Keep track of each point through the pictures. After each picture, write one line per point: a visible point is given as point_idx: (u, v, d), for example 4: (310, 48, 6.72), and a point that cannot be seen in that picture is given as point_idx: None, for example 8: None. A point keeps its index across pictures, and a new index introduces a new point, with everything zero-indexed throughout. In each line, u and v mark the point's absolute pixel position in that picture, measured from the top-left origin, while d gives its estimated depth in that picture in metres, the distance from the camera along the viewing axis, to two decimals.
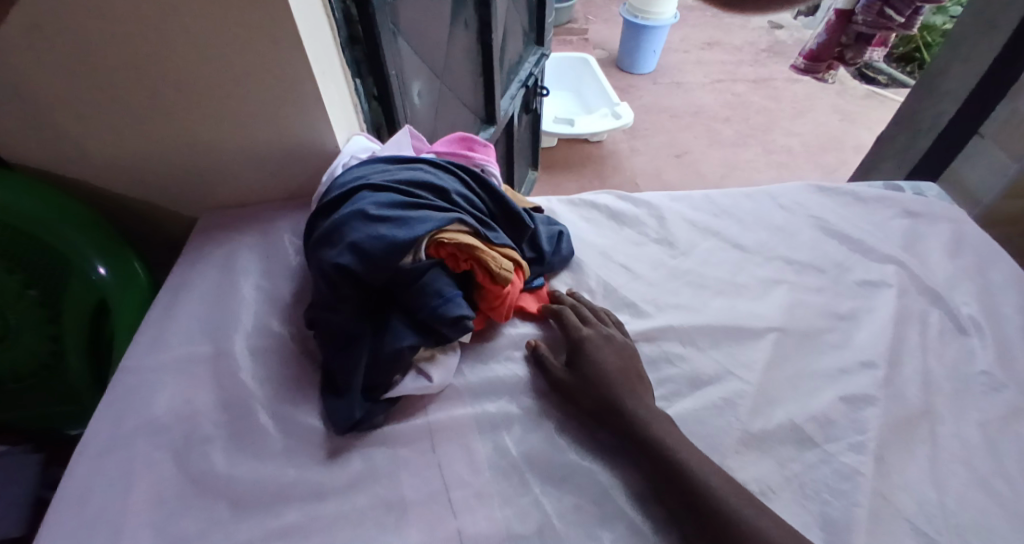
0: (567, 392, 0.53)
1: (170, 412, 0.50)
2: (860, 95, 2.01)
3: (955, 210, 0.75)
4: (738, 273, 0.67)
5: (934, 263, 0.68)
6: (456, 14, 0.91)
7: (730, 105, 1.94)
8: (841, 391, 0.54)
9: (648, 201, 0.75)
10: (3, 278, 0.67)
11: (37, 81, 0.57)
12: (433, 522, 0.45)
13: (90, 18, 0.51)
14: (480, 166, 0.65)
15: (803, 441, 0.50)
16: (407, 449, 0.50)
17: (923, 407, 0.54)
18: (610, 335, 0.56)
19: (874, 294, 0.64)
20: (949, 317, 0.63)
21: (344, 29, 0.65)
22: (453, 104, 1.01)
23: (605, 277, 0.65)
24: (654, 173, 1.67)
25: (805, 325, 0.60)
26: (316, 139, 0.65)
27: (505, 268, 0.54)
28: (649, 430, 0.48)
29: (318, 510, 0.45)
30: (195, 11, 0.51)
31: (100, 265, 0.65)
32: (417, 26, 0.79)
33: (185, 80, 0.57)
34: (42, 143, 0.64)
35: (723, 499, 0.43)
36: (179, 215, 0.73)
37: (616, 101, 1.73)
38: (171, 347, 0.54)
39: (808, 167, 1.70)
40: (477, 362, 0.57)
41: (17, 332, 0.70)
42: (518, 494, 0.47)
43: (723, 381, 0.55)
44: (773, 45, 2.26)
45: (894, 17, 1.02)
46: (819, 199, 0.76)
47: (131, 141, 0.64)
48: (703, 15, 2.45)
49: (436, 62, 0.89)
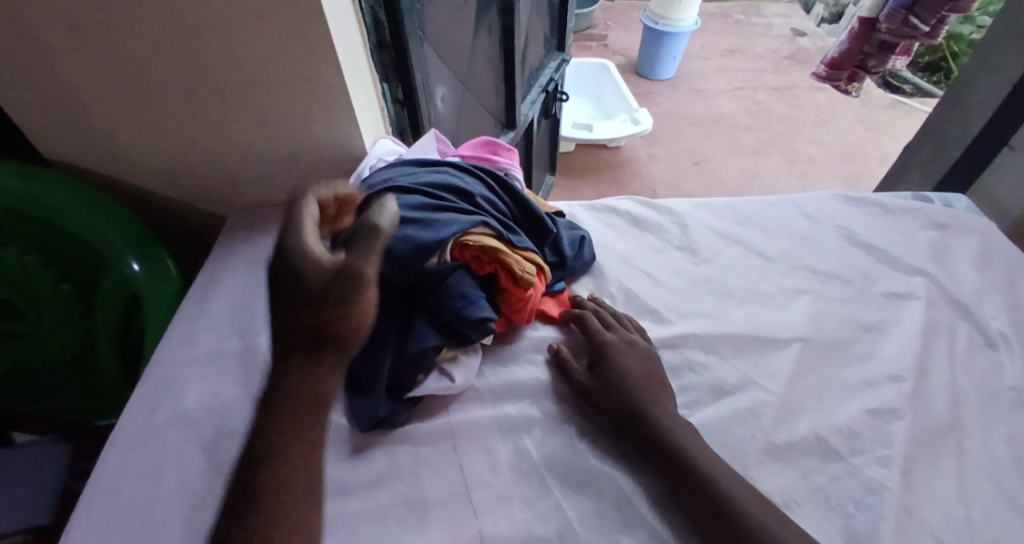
0: (589, 396, 0.53)
1: (199, 405, 0.51)
2: (884, 103, 1.98)
3: (985, 221, 0.73)
4: (761, 281, 0.66)
5: (963, 275, 0.67)
6: (480, 20, 0.92)
7: (751, 112, 1.92)
8: (866, 403, 0.53)
9: (670, 208, 0.75)
10: (40, 273, 0.70)
11: (79, 82, 0.59)
12: (454, 522, 0.45)
13: (133, 24, 0.53)
14: (504, 170, 0.65)
15: (827, 453, 0.50)
16: (429, 448, 0.50)
17: (951, 422, 0.53)
18: (634, 341, 0.56)
19: (901, 306, 0.63)
20: (978, 331, 0.62)
21: (373, 34, 0.66)
22: (475, 108, 1.02)
23: (626, 282, 0.65)
24: (673, 180, 1.67)
25: (829, 336, 0.60)
26: (343, 142, 0.67)
27: (528, 272, 0.55)
28: (671, 437, 0.48)
29: (341, 505, 0.46)
30: (231, 16, 0.53)
31: (133, 262, 0.67)
32: (442, 32, 0.80)
33: (218, 82, 0.59)
34: (81, 143, 0.66)
35: (744, 509, 0.43)
36: (208, 214, 0.75)
37: (635, 107, 1.73)
38: (201, 343, 0.56)
39: (831, 175, 1.68)
40: (498, 364, 0.57)
41: (52, 325, 0.73)
42: (538, 497, 0.47)
43: (746, 390, 0.54)
44: (795, 52, 2.24)
45: (919, 25, 1.01)
46: (845, 209, 0.75)
47: (166, 142, 0.66)
48: (724, 22, 2.44)
49: (459, 67, 0.90)
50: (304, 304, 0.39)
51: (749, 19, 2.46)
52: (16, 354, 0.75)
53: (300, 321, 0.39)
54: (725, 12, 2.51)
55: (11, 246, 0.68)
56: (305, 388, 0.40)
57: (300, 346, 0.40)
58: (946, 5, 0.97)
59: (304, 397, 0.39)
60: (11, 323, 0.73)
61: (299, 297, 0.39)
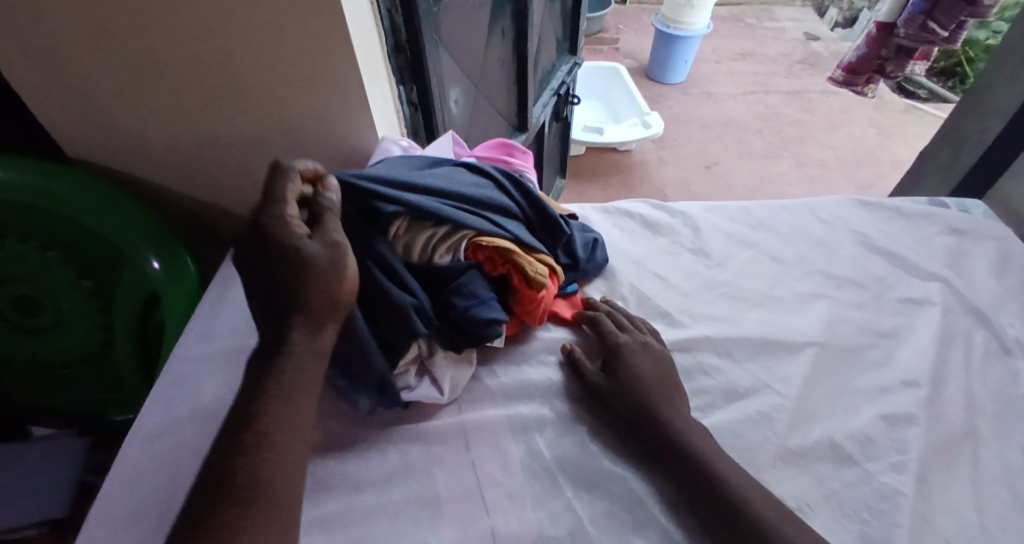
0: (603, 398, 0.53)
1: (217, 400, 0.52)
2: (899, 108, 1.97)
3: (1003, 228, 0.72)
4: (774, 286, 0.66)
5: (980, 282, 0.66)
6: (494, 23, 0.92)
7: (762, 116, 1.92)
8: (881, 410, 0.53)
9: (683, 211, 0.75)
10: (61, 269, 0.71)
11: (103, 82, 0.61)
12: (466, 520, 0.46)
13: (157, 26, 0.55)
14: (518, 172, 0.66)
15: (841, 458, 0.50)
16: (441, 446, 0.51)
17: (967, 430, 0.52)
18: (647, 343, 0.56)
19: (917, 313, 0.63)
20: (996, 338, 0.61)
21: (390, 37, 0.67)
22: (487, 111, 1.03)
23: (638, 285, 0.65)
24: (683, 184, 1.66)
25: (843, 341, 0.60)
26: (360, 144, 0.67)
27: (540, 275, 0.55)
28: (684, 439, 0.48)
29: (355, 501, 0.46)
30: (251, 18, 0.54)
31: (152, 260, 0.68)
32: (457, 35, 0.81)
33: (237, 83, 0.60)
34: (105, 141, 0.68)
35: (757, 514, 0.43)
36: (227, 213, 0.76)
37: (646, 111, 1.73)
38: (220, 339, 0.57)
39: (844, 181, 1.66)
40: (510, 364, 0.58)
41: (73, 320, 0.74)
42: (550, 497, 0.47)
43: (759, 395, 0.54)
44: (808, 56, 2.23)
45: (938, 31, 1.00)
46: (860, 214, 0.75)
47: (186, 140, 0.67)
48: (736, 26, 2.43)
49: (472, 70, 0.91)
50: (313, 280, 0.42)
51: (761, 23, 2.45)
52: (38, 348, 0.76)
53: (307, 294, 0.42)
54: (736, 16, 2.51)
55: (32, 243, 0.70)
56: (307, 356, 0.42)
57: (309, 307, 0.43)
58: (965, 9, 0.96)
59: (304, 367, 0.42)
60: (33, 318, 0.74)
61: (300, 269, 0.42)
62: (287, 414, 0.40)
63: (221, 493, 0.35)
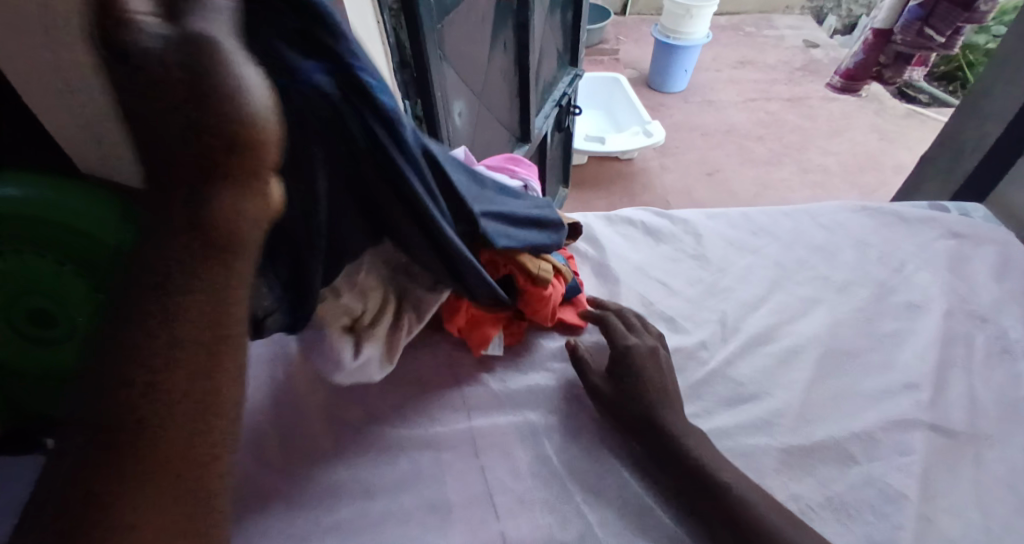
0: (607, 402, 0.54)
1: None
2: (900, 114, 1.98)
3: (1003, 231, 0.73)
4: (776, 291, 0.67)
5: (981, 285, 0.67)
6: (495, 37, 0.94)
7: (763, 123, 1.93)
8: (885, 413, 0.53)
9: (684, 218, 0.76)
10: None
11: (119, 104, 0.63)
12: (476, 525, 0.46)
13: None
14: (523, 181, 0.67)
15: (844, 461, 0.50)
16: (450, 452, 0.51)
17: (970, 431, 0.53)
18: (656, 347, 0.56)
19: (919, 316, 0.63)
20: (997, 340, 0.61)
21: (396, 53, 0.69)
22: (490, 122, 1.05)
23: (642, 292, 0.66)
24: (685, 191, 1.68)
25: (845, 345, 0.60)
26: None
27: (542, 273, 0.56)
28: (688, 444, 0.49)
29: (365, 507, 0.47)
30: None
31: None
32: (460, 50, 0.83)
33: None
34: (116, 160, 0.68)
35: (763, 517, 0.43)
36: None
37: (647, 119, 1.75)
38: None
39: (847, 186, 1.67)
40: (516, 371, 0.59)
41: (81, 338, 0.71)
42: (559, 501, 0.48)
43: (763, 399, 0.55)
44: (807, 63, 2.25)
45: (935, 37, 1.02)
46: (860, 219, 0.76)
47: None
48: (735, 34, 2.46)
49: (475, 83, 0.92)
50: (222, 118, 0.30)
51: (760, 31, 2.48)
52: (42, 366, 0.72)
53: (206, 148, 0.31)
54: (735, 24, 2.53)
55: (47, 255, 0.67)
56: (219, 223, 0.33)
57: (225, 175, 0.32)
58: (961, 15, 0.99)
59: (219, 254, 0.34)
60: (42, 333, 0.71)
61: (199, 105, 0.29)
62: (201, 323, 0.35)
63: (117, 482, 0.32)
